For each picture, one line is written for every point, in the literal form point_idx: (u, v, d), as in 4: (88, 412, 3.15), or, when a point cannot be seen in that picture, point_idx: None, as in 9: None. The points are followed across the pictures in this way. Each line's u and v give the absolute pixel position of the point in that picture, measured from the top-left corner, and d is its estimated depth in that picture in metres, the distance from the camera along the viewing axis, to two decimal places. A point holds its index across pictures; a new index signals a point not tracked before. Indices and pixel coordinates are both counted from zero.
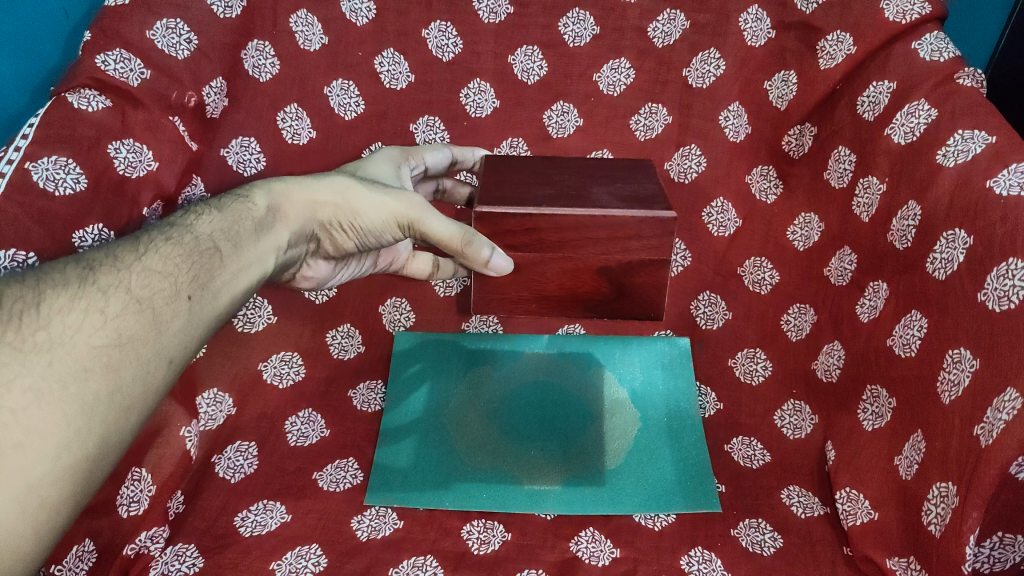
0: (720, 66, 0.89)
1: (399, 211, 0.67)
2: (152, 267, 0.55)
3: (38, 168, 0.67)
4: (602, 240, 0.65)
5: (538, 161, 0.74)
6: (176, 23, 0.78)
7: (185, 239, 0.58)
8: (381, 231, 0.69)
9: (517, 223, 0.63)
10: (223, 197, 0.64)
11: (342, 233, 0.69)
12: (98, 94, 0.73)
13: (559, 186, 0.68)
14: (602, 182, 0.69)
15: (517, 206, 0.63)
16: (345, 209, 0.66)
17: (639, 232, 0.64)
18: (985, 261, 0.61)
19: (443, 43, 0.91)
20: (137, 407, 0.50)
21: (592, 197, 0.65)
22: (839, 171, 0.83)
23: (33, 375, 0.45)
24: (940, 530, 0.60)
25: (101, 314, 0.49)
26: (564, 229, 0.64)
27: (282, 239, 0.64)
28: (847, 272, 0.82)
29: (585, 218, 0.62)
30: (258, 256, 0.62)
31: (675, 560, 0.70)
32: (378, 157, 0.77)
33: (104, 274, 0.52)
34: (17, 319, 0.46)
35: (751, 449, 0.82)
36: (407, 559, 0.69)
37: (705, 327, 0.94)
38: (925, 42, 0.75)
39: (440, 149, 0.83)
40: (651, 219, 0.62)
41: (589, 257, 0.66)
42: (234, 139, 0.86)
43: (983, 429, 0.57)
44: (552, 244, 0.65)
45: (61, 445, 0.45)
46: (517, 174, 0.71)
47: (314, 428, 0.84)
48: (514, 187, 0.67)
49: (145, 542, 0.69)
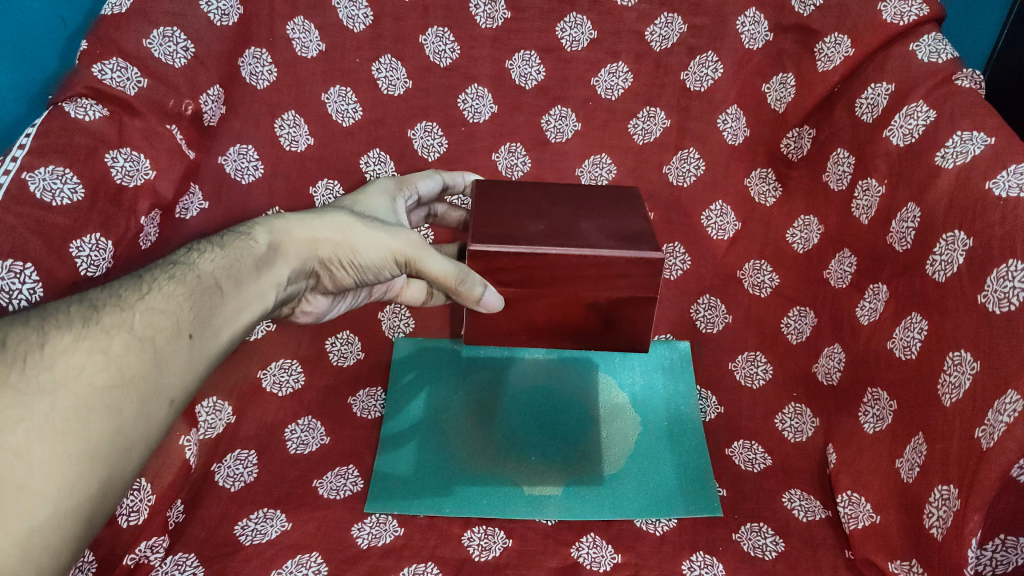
0: (717, 70, 0.89)
1: (398, 248, 0.66)
2: (154, 305, 0.52)
3: (35, 177, 0.66)
4: (592, 278, 0.64)
5: (532, 191, 0.74)
6: (173, 31, 0.78)
7: (188, 277, 0.56)
8: (380, 269, 0.67)
9: (510, 260, 0.63)
10: (225, 234, 0.62)
11: (342, 271, 0.66)
12: (96, 103, 0.73)
13: (551, 220, 0.68)
14: (591, 217, 0.69)
15: (509, 244, 0.62)
16: (345, 245, 0.65)
17: (627, 272, 0.63)
18: (985, 263, 0.60)
19: (440, 49, 0.90)
20: (138, 446, 0.48)
21: (582, 234, 0.65)
22: (839, 173, 0.83)
23: (35, 418, 0.43)
24: (942, 534, 0.60)
25: (103, 354, 0.48)
26: (556, 268, 0.63)
27: (283, 275, 0.62)
28: (846, 274, 0.81)
29: (576, 257, 0.62)
30: (257, 293, 0.59)
31: (676, 565, 0.69)
32: (373, 189, 0.75)
33: (108, 313, 0.50)
34: (20, 361, 0.44)
35: (752, 452, 0.82)
36: (407, 566, 0.69)
37: (705, 331, 0.95)
38: (922, 44, 0.75)
39: (431, 176, 0.83)
40: (638, 260, 0.62)
41: (581, 292, 0.66)
42: (232, 147, 0.87)
43: (984, 432, 0.57)
44: (544, 280, 0.64)
45: (64, 488, 0.43)
46: (509, 205, 0.71)
47: (314, 436, 0.84)
48: (504, 220, 0.67)
49: (145, 552, 0.69)
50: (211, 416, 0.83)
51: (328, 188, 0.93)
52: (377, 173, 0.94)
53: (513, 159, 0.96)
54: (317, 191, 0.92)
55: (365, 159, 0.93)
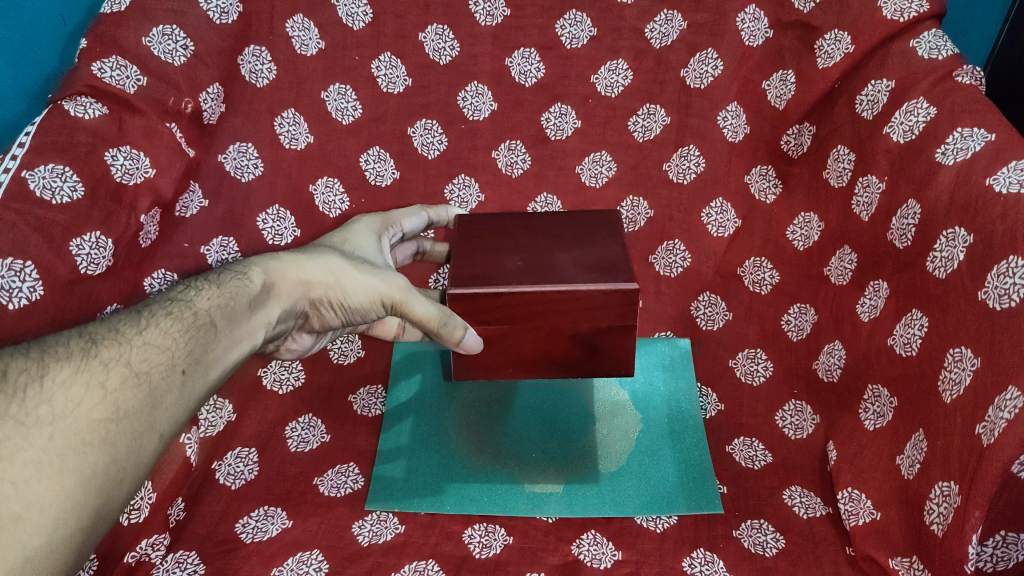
0: (717, 66, 0.88)
1: (386, 292, 0.64)
2: (151, 341, 0.52)
3: (35, 176, 0.66)
4: (572, 312, 0.63)
5: (510, 222, 0.74)
6: (172, 29, 0.77)
7: (185, 314, 0.55)
8: (367, 310, 0.66)
9: (489, 301, 0.63)
10: (220, 271, 0.61)
11: (330, 312, 0.66)
12: (96, 101, 0.73)
13: (529, 254, 0.68)
14: (567, 246, 0.69)
15: (488, 285, 0.63)
16: (335, 286, 0.64)
17: (603, 304, 0.63)
18: (986, 259, 0.60)
19: (440, 46, 0.90)
20: (132, 478, 0.47)
21: (559, 268, 0.65)
22: (839, 170, 0.83)
23: (34, 448, 0.42)
24: (943, 530, 0.60)
25: (100, 387, 0.47)
26: (536, 304, 0.63)
27: (273, 315, 0.62)
28: (847, 271, 0.81)
29: (553, 295, 0.62)
30: (248, 332, 0.59)
31: (677, 562, 0.69)
32: (359, 225, 0.74)
33: (106, 347, 0.50)
34: (20, 393, 0.44)
35: (753, 449, 0.82)
36: (408, 563, 0.69)
37: (705, 328, 0.95)
38: (923, 40, 0.75)
39: (415, 213, 0.82)
40: (613, 291, 0.62)
41: (562, 326, 0.65)
42: (233, 145, 0.87)
43: (985, 428, 0.57)
44: (524, 317, 0.64)
45: (59, 518, 0.42)
46: (491, 239, 0.71)
47: (314, 433, 0.84)
48: (485, 257, 0.67)
49: (146, 550, 0.69)
50: (211, 410, 0.82)
51: (328, 186, 0.93)
52: (377, 171, 0.94)
53: (513, 157, 0.96)
54: (318, 189, 0.92)
55: (366, 157, 0.93)
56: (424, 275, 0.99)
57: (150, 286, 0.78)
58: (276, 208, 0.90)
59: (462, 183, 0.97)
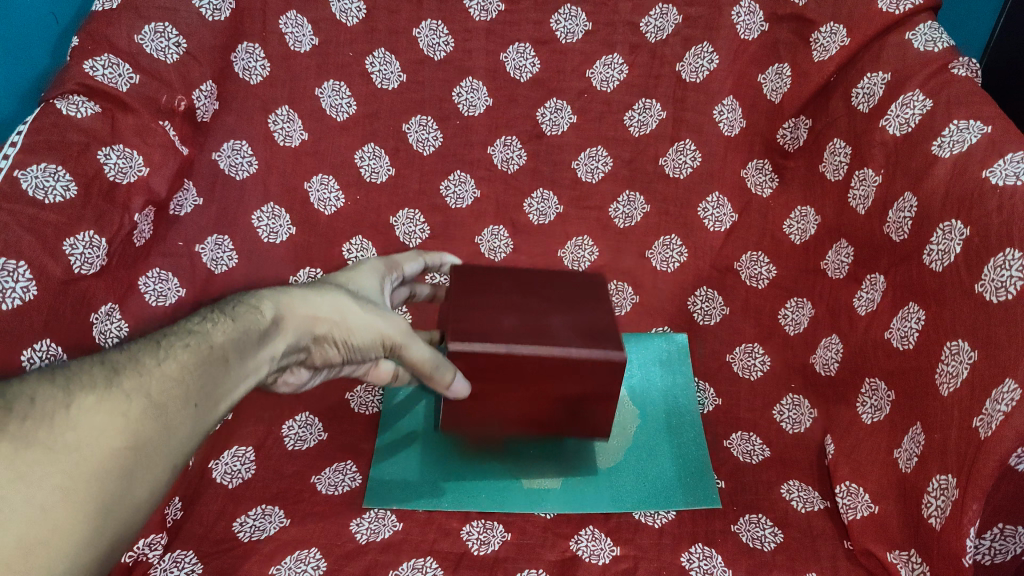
0: (714, 61, 0.88)
1: (389, 335, 0.63)
2: (169, 372, 0.51)
3: (27, 176, 0.66)
4: (562, 374, 0.66)
5: (496, 272, 0.76)
6: (164, 27, 0.77)
7: (201, 345, 0.53)
8: (367, 351, 0.63)
9: (486, 358, 0.65)
10: (233, 301, 0.58)
11: (333, 349, 0.62)
12: (87, 100, 0.72)
13: (522, 313, 0.69)
14: (558, 307, 0.71)
15: (485, 344, 0.64)
16: (340, 325, 0.61)
17: (595, 370, 0.66)
18: (982, 252, 0.60)
19: (434, 42, 0.90)
20: (147, 506, 0.47)
21: (552, 330, 0.67)
22: (835, 163, 0.83)
23: (60, 474, 0.42)
24: (941, 524, 0.60)
25: (123, 415, 0.47)
26: (527, 366, 0.65)
27: (279, 349, 0.58)
28: (845, 265, 0.81)
29: (548, 359, 0.64)
30: (258, 367, 0.56)
31: (676, 557, 0.69)
32: (364, 268, 0.74)
33: (128, 375, 0.49)
34: (48, 419, 0.44)
35: (750, 444, 0.82)
36: (408, 560, 0.69)
37: (703, 323, 0.95)
38: (919, 32, 0.76)
39: (416, 259, 0.83)
40: (607, 360, 0.65)
41: (549, 384, 0.68)
42: (226, 143, 0.86)
43: (983, 421, 0.57)
44: (516, 373, 0.66)
45: (79, 546, 0.42)
46: (477, 288, 0.73)
47: (312, 432, 0.84)
48: (473, 312, 0.69)
49: (143, 550, 0.69)
50: None
51: (323, 183, 0.92)
52: (372, 168, 0.94)
53: (509, 153, 0.96)
54: (312, 187, 0.92)
55: (361, 155, 0.93)
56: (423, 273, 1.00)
57: (145, 285, 0.78)
58: (270, 207, 0.90)
59: (457, 179, 0.96)
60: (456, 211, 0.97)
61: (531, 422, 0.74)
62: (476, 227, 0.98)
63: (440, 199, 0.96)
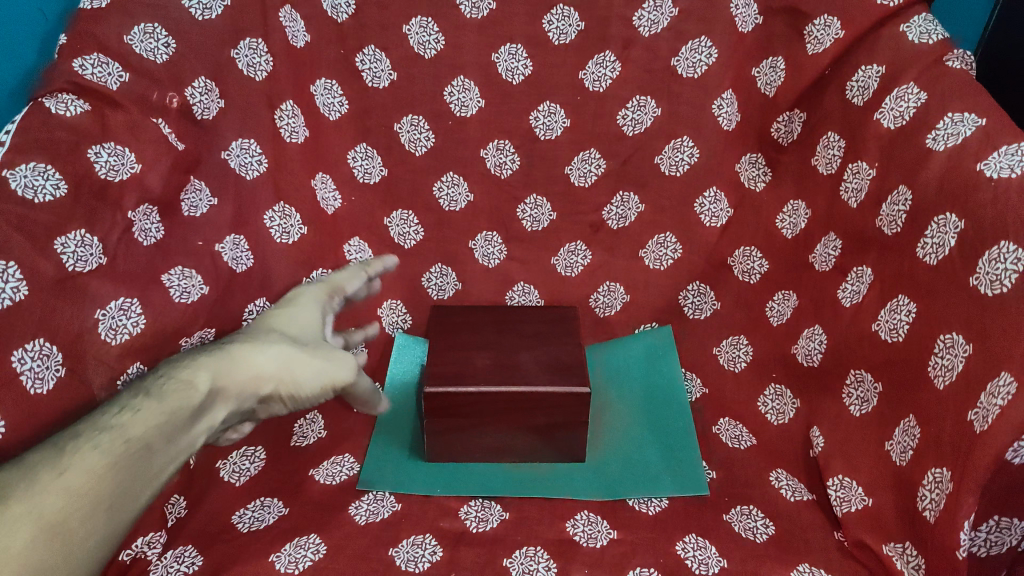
0: (711, 55, 0.88)
1: (336, 377, 0.69)
2: (72, 485, 0.52)
3: (15, 175, 0.65)
4: (530, 407, 0.77)
5: (481, 313, 0.89)
6: (153, 27, 0.76)
7: (114, 445, 0.55)
8: (316, 397, 0.69)
9: (459, 397, 0.76)
10: (162, 378, 0.62)
11: (283, 402, 0.69)
12: (77, 98, 0.71)
13: (495, 352, 0.81)
14: (531, 344, 0.83)
15: (459, 384, 0.75)
16: (289, 379, 0.67)
17: (559, 403, 0.76)
18: (977, 245, 0.60)
19: (424, 39, 0.89)
20: None
21: (521, 369, 0.78)
22: (828, 157, 0.82)
23: None
24: (935, 516, 0.60)
25: (10, 549, 0.48)
26: (498, 401, 0.76)
27: (212, 421, 0.63)
28: (831, 258, 0.81)
29: (514, 394, 0.75)
30: (186, 447, 0.60)
31: (670, 546, 0.70)
32: (305, 299, 0.78)
33: (18, 499, 0.50)
34: None
35: (737, 430, 0.85)
36: (407, 537, 0.71)
37: (693, 317, 0.97)
38: (913, 24, 0.76)
39: (358, 276, 0.85)
40: (567, 394, 0.75)
41: (521, 418, 0.78)
42: (235, 142, 0.83)
43: (977, 415, 0.57)
44: (491, 412, 0.77)
45: None
46: (462, 333, 0.85)
47: (313, 429, 0.86)
48: (456, 353, 0.81)
49: (142, 548, 0.69)
50: None
51: (324, 183, 0.93)
52: (365, 168, 0.95)
53: (502, 157, 0.95)
54: (315, 185, 0.92)
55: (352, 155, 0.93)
56: (419, 274, 1.00)
57: (168, 282, 0.77)
58: (281, 207, 0.89)
59: (450, 181, 0.96)
60: (451, 212, 0.98)
61: (524, 410, 0.77)
62: (471, 230, 0.99)
63: (433, 199, 0.97)
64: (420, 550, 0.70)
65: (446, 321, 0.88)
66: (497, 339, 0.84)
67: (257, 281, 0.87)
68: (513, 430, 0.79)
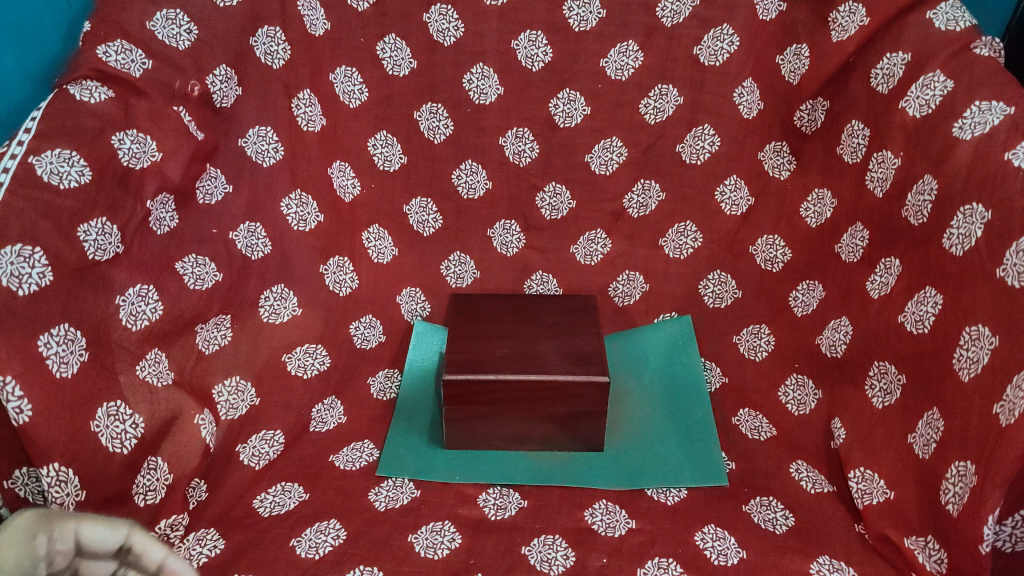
0: (733, 43, 0.87)
1: None
2: None
3: (42, 161, 0.63)
4: (551, 397, 0.77)
5: (500, 303, 0.89)
6: (176, 14, 0.77)
7: None
8: None
9: (478, 385, 0.76)
10: None
11: None
12: (101, 85, 0.71)
13: (515, 341, 0.81)
14: (551, 334, 0.83)
15: (478, 372, 0.75)
16: None
17: (580, 391, 0.76)
18: (1004, 236, 0.60)
19: (444, 27, 0.89)
20: None
21: (541, 357, 0.78)
22: (853, 146, 0.81)
23: None
24: (958, 510, 0.60)
25: None
26: (518, 390, 0.76)
27: None
28: (859, 248, 0.80)
29: (535, 383, 0.75)
30: None
31: (689, 536, 0.70)
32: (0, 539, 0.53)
33: None
34: None
35: (757, 421, 0.84)
36: (426, 524, 0.72)
37: (713, 307, 0.96)
38: (939, 11, 0.74)
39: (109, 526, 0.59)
40: (588, 383, 0.75)
41: (541, 407, 0.78)
42: (252, 129, 0.84)
43: (1003, 408, 0.56)
44: (510, 400, 0.77)
45: None
46: (482, 323, 0.85)
47: (333, 414, 0.86)
48: (477, 342, 0.81)
49: (165, 531, 0.69)
50: (235, 394, 0.82)
51: (342, 170, 0.92)
52: (385, 156, 0.95)
53: (520, 145, 0.95)
54: (333, 173, 0.92)
55: (372, 142, 0.93)
56: (437, 262, 1.00)
57: (183, 269, 0.78)
58: (298, 194, 0.89)
59: (469, 169, 0.96)
60: (469, 200, 0.98)
61: (545, 399, 0.77)
62: (490, 219, 0.99)
63: (452, 186, 0.97)
64: (440, 537, 0.70)
65: (468, 308, 0.88)
66: (518, 329, 0.84)
67: (274, 268, 0.88)
68: (532, 418, 0.79)
